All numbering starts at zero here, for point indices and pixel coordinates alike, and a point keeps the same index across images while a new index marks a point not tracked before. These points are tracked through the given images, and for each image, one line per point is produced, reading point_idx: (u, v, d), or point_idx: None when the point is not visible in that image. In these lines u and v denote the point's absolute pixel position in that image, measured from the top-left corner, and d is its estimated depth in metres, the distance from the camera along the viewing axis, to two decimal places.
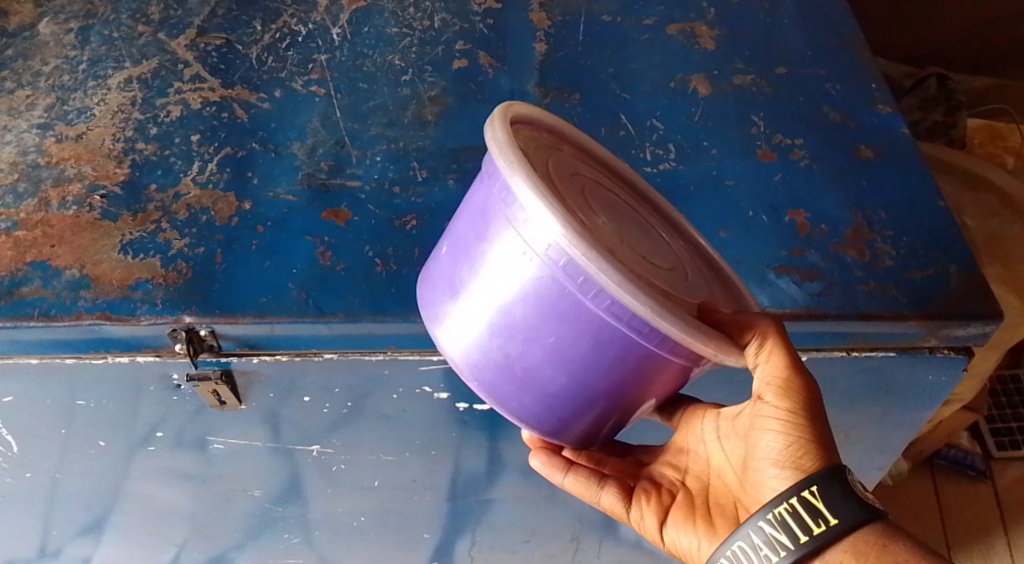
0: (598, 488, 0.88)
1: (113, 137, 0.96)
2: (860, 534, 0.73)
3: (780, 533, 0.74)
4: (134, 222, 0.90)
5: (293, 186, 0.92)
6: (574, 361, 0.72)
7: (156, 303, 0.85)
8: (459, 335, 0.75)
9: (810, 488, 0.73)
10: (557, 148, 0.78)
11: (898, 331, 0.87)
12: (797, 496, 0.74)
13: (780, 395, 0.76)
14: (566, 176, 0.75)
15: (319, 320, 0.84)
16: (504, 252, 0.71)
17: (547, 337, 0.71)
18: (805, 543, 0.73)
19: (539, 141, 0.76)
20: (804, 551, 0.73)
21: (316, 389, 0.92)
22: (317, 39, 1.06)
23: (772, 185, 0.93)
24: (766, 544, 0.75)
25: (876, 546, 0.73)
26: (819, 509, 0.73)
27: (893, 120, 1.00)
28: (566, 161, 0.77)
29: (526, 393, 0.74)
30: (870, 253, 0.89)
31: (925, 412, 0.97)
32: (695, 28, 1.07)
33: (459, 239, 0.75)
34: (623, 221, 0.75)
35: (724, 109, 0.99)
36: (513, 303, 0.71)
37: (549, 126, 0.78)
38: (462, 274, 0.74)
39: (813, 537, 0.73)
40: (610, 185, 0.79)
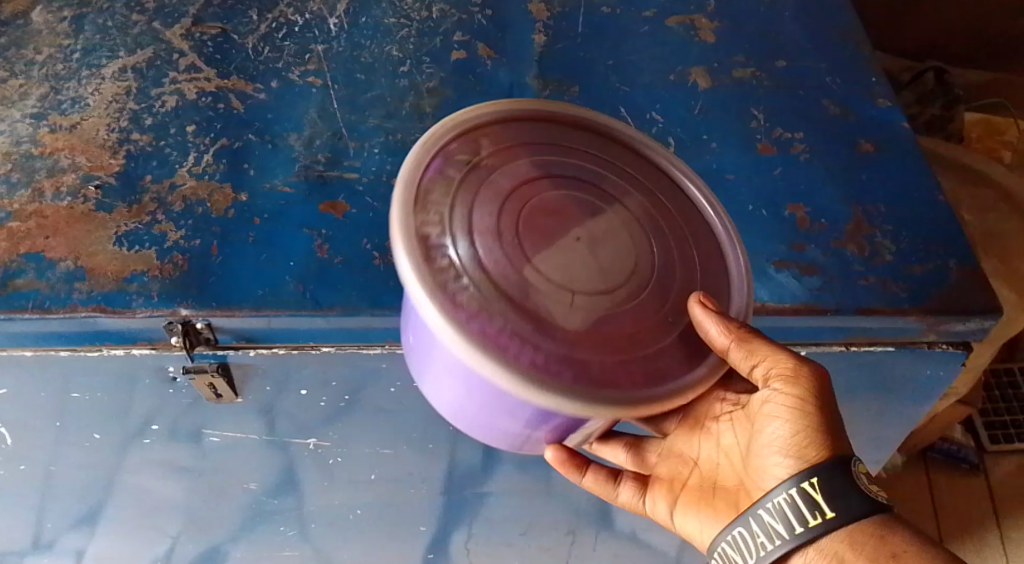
0: (614, 485, 0.89)
1: (108, 128, 0.95)
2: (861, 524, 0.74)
3: (776, 522, 0.75)
4: (129, 214, 0.89)
5: (290, 178, 0.92)
6: (560, 427, 0.76)
7: (152, 296, 0.84)
8: (452, 412, 0.79)
9: (810, 480, 0.74)
10: (474, 162, 0.76)
11: (897, 326, 0.86)
12: (797, 487, 0.74)
13: (789, 382, 0.76)
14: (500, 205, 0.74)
15: (317, 313, 0.84)
16: (460, 377, 0.73)
17: (527, 422, 0.75)
18: (799, 535, 0.74)
19: (449, 183, 0.74)
20: (798, 542, 0.74)
21: (313, 382, 0.92)
22: (314, 29, 1.05)
23: (773, 178, 0.93)
24: (764, 532, 0.76)
25: (875, 538, 0.74)
26: (817, 502, 0.74)
27: (892, 115, 0.99)
28: (491, 176, 0.76)
29: (526, 443, 0.79)
30: (870, 248, 0.89)
31: (922, 407, 0.97)
32: (695, 20, 1.06)
33: (415, 337, 0.76)
34: (573, 208, 0.76)
35: (725, 102, 0.99)
36: (487, 405, 0.74)
37: (443, 147, 0.76)
38: (431, 369, 0.76)
39: (811, 528, 0.74)
40: (543, 151, 0.78)
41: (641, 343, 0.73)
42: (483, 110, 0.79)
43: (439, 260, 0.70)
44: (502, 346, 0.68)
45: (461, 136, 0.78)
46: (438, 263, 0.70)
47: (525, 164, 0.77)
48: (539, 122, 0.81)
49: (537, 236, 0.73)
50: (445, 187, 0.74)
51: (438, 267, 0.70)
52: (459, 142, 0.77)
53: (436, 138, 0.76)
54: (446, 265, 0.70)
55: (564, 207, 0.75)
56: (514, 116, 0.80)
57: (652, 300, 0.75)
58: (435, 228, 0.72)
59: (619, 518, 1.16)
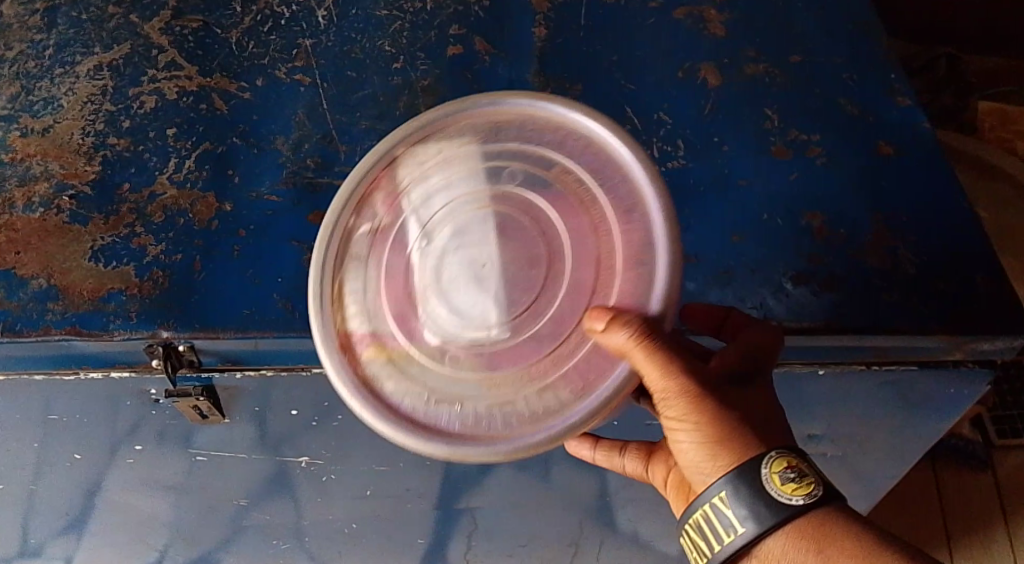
0: (620, 457, 0.83)
1: (82, 131, 0.91)
2: (786, 548, 0.68)
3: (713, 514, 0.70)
4: (105, 226, 0.83)
5: (277, 186, 0.87)
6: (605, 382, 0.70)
7: (130, 317, 0.78)
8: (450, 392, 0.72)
9: (720, 494, 0.68)
10: (378, 228, 0.74)
11: (921, 345, 0.79)
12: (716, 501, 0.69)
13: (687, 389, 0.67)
14: (407, 246, 0.73)
15: (306, 334, 0.77)
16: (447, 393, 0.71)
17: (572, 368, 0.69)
18: (745, 531, 0.69)
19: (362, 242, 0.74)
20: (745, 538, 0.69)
21: (302, 403, 0.86)
22: (301, 22, 1.01)
23: (788, 184, 0.87)
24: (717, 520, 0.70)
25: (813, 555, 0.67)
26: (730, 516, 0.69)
27: (913, 114, 0.93)
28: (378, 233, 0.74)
29: None
30: (892, 261, 0.82)
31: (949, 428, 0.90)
32: (703, 11, 1.01)
33: None
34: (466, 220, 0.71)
35: (736, 100, 0.93)
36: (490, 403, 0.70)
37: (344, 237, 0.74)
38: None
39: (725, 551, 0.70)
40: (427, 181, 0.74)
41: (561, 361, 0.69)
42: (367, 165, 0.75)
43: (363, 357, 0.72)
44: (431, 420, 0.70)
45: (370, 209, 0.75)
46: (371, 360, 0.71)
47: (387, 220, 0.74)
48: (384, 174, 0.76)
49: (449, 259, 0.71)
50: (353, 268, 0.74)
51: (367, 361, 0.71)
52: (361, 216, 0.75)
53: (335, 226, 0.74)
54: (374, 357, 0.72)
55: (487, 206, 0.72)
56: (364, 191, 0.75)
57: (568, 301, 0.70)
58: (358, 317, 0.72)
59: (623, 530, 1.11)
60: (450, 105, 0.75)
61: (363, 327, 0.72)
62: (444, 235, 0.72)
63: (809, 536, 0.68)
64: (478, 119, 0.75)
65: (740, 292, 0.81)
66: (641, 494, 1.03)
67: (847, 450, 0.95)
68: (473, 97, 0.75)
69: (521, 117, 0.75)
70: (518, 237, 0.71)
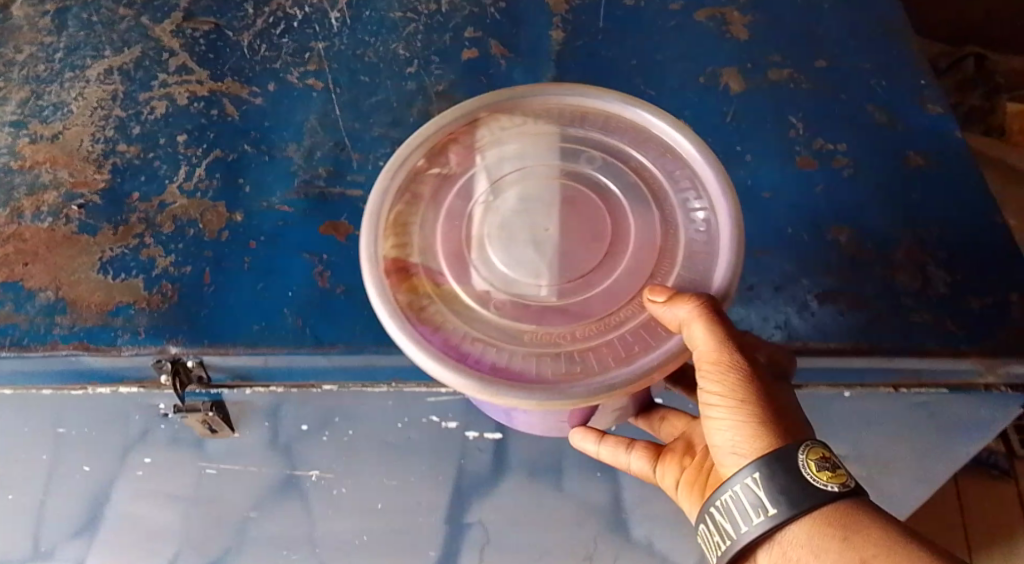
0: (626, 453, 0.81)
1: (91, 138, 0.89)
2: (811, 535, 0.66)
3: (742, 495, 0.67)
4: (114, 237, 0.82)
5: (288, 196, 0.86)
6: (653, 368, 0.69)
7: (138, 332, 0.76)
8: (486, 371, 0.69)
9: (754, 474, 0.66)
10: (446, 175, 0.73)
11: (951, 368, 0.77)
12: (749, 480, 0.66)
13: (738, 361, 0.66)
14: (472, 198, 0.71)
15: (318, 351, 0.76)
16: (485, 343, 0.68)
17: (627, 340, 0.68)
18: (776, 514, 0.66)
19: (424, 193, 0.72)
20: (775, 521, 0.66)
21: (313, 418, 0.85)
22: (314, 24, 0.99)
23: (814, 197, 0.84)
24: (746, 503, 0.67)
25: (837, 542, 0.64)
26: (761, 498, 0.66)
27: (943, 122, 0.90)
28: (442, 187, 0.72)
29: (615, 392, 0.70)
30: (922, 278, 0.79)
31: (975, 451, 0.87)
32: (725, 13, 0.98)
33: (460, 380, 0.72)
34: (532, 191, 0.71)
35: (759, 107, 0.91)
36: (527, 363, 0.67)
37: (410, 184, 0.72)
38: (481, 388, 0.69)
39: (747, 536, 0.67)
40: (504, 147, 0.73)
41: (609, 329, 0.68)
42: (449, 115, 0.73)
43: (405, 284, 0.69)
44: (462, 357, 0.67)
45: (440, 157, 0.73)
46: (413, 290, 0.69)
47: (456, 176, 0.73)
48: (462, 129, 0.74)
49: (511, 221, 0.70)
50: (413, 204, 0.72)
51: (410, 297, 0.69)
52: (431, 163, 0.73)
53: (405, 161, 0.72)
54: (418, 288, 0.69)
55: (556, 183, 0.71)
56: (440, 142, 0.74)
57: (626, 277, 0.69)
58: (408, 253, 0.70)
59: (638, 543, 1.09)
60: (539, 88, 0.74)
61: (411, 256, 0.70)
62: (510, 198, 0.71)
63: (836, 523, 0.65)
64: (562, 107, 0.75)
65: (764, 310, 0.78)
66: (657, 507, 1.01)
67: (869, 470, 0.92)
68: (565, 85, 0.74)
69: (600, 113, 0.74)
70: (583, 212, 0.70)
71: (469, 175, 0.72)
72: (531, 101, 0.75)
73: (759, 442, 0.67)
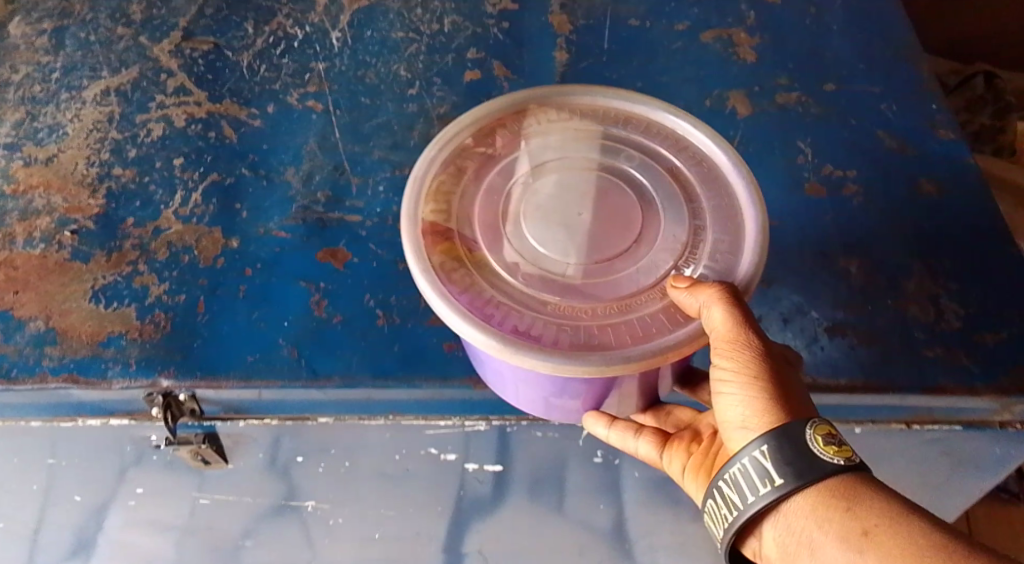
0: (636, 438, 0.79)
1: (86, 162, 0.88)
2: (816, 504, 0.65)
3: (748, 468, 0.66)
4: (108, 264, 0.80)
5: (285, 221, 0.84)
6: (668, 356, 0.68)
7: (129, 364, 0.75)
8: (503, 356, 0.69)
9: (761, 447, 0.65)
10: (490, 155, 0.72)
11: (966, 406, 0.74)
12: (756, 453, 0.66)
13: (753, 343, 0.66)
14: (513, 178, 0.71)
15: (312, 384, 0.74)
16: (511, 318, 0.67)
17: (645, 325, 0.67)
18: (781, 486, 0.65)
19: (465, 169, 0.72)
20: (780, 492, 0.65)
21: (308, 449, 0.83)
22: (314, 44, 0.97)
23: (824, 226, 0.82)
24: (752, 475, 0.66)
25: (842, 513, 0.63)
26: (767, 469, 0.65)
27: (957, 148, 0.87)
28: (482, 166, 0.72)
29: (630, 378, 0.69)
30: (935, 311, 0.77)
31: (990, 484, 0.85)
32: (732, 34, 0.96)
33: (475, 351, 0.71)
34: (568, 180, 0.71)
35: (768, 131, 0.89)
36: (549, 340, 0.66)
37: (454, 158, 0.72)
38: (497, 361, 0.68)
39: (753, 508, 0.66)
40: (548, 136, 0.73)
41: (628, 311, 0.67)
42: (500, 102, 0.74)
43: (440, 246, 0.68)
44: (486, 317, 0.66)
45: (486, 136, 0.73)
46: (448, 252, 0.68)
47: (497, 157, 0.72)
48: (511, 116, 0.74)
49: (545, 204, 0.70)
50: (456, 177, 0.71)
51: (442, 258, 0.68)
52: (476, 141, 0.73)
53: (453, 138, 0.72)
54: (452, 251, 0.68)
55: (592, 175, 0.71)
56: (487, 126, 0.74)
57: (650, 265, 0.69)
58: (443, 218, 0.69)
59: None
60: (589, 90, 0.75)
61: (448, 222, 0.69)
62: (549, 183, 0.71)
63: (840, 494, 0.64)
64: (608, 109, 0.75)
65: None
66: (662, 539, 0.99)
67: None
68: (614, 90, 0.74)
69: (643, 119, 0.74)
70: (615, 204, 0.70)
71: (511, 157, 0.72)
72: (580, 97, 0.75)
73: (770, 418, 0.66)
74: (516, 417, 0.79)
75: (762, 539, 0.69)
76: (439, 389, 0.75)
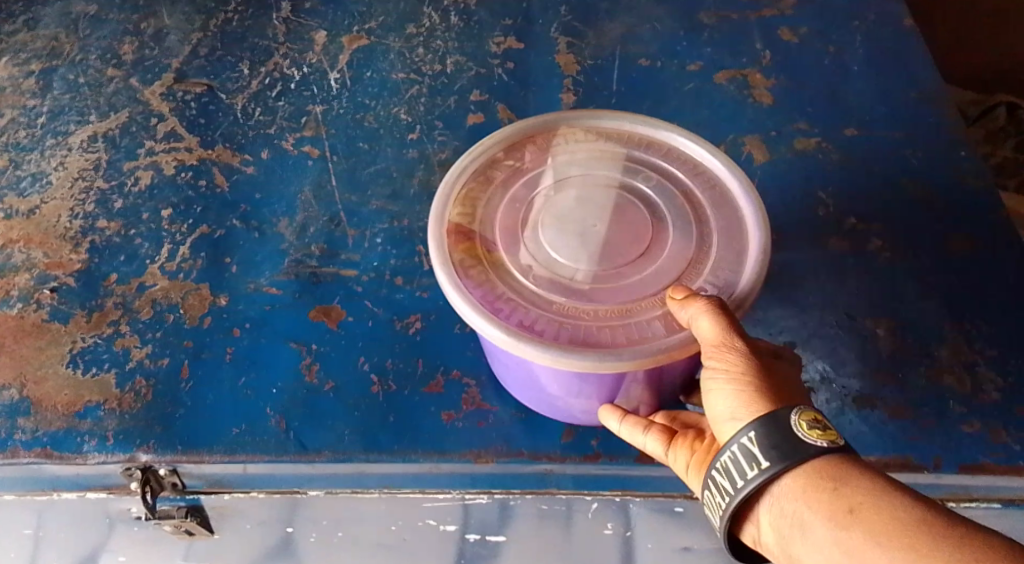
0: (646, 433, 0.68)
1: (70, 214, 0.83)
2: (800, 485, 0.58)
3: (735, 457, 0.60)
4: (88, 326, 0.76)
5: (276, 277, 0.79)
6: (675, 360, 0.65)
7: (107, 437, 0.71)
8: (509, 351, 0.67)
9: (749, 435, 0.59)
10: (519, 167, 0.71)
11: (1007, 485, 0.69)
12: (742, 442, 0.60)
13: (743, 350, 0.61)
14: (536, 188, 0.69)
15: (301, 459, 0.71)
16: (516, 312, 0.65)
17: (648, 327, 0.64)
18: (767, 469, 0.58)
19: (493, 178, 0.70)
20: (767, 476, 0.58)
21: (299, 520, 0.78)
22: (312, 86, 0.93)
23: (848, 285, 0.77)
24: (738, 464, 0.60)
25: (825, 493, 0.57)
26: (752, 453, 0.59)
27: (991, 197, 0.82)
28: (508, 177, 0.70)
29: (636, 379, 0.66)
30: (972, 381, 0.73)
31: None
32: (748, 75, 0.91)
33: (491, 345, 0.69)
34: (587, 195, 0.69)
35: (788, 179, 0.84)
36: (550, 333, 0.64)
37: (485, 166, 0.70)
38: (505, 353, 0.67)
39: (741, 493, 0.60)
40: (577, 154, 0.71)
41: (631, 314, 0.65)
42: (536, 117, 0.72)
43: (462, 244, 0.67)
44: (495, 311, 0.65)
45: (517, 148, 0.71)
46: (468, 251, 0.67)
47: (525, 168, 0.70)
48: (547, 133, 0.72)
49: (561, 216, 0.68)
50: (485, 184, 0.70)
51: (462, 256, 0.66)
52: (509, 154, 0.71)
53: (484, 150, 0.71)
54: (473, 249, 0.67)
55: (611, 193, 0.69)
56: (521, 140, 0.71)
57: (659, 278, 0.66)
58: (466, 222, 0.68)
59: None
60: (618, 114, 0.72)
61: (472, 223, 0.68)
62: (569, 196, 0.69)
63: (826, 474, 0.58)
64: (633, 132, 0.72)
65: None
66: None
67: None
68: (639, 115, 0.71)
69: (669, 147, 0.71)
70: (628, 221, 0.68)
71: (539, 169, 0.70)
72: (615, 119, 0.72)
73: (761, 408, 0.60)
74: (520, 490, 0.73)
75: (753, 531, 0.62)
76: (437, 463, 0.71)
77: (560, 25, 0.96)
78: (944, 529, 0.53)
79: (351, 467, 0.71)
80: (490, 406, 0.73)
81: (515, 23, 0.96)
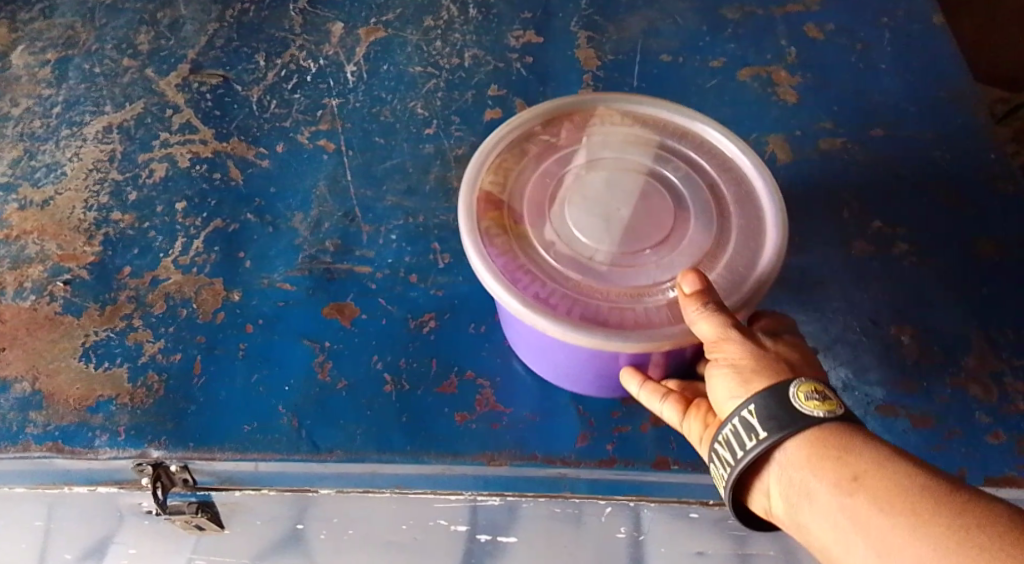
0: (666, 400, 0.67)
1: (83, 205, 0.83)
2: (805, 454, 0.57)
3: (734, 428, 0.59)
4: (101, 319, 0.76)
5: (291, 272, 0.79)
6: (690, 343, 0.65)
7: (118, 432, 0.71)
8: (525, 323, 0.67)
9: (747, 407, 0.59)
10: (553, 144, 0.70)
11: None
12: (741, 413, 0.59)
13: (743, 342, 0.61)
14: (567, 166, 0.69)
15: (313, 458, 0.70)
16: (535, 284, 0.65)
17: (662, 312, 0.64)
18: (765, 438, 0.58)
19: (526, 152, 0.70)
20: (766, 444, 0.58)
21: (310, 518, 0.78)
22: (328, 78, 0.92)
23: (869, 291, 0.76)
24: (738, 435, 0.59)
25: (830, 461, 0.56)
26: (751, 423, 0.58)
27: (1018, 202, 0.81)
28: (541, 153, 0.70)
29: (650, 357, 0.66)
30: (998, 391, 0.72)
31: None
32: (771, 72, 0.90)
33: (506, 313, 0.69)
34: (614, 178, 0.68)
35: (810, 180, 0.82)
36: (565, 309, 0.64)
37: (520, 140, 0.70)
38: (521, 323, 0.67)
39: (743, 463, 0.59)
40: (611, 137, 0.70)
41: (643, 297, 0.65)
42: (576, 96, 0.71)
43: (491, 213, 0.67)
44: (514, 281, 0.64)
45: (552, 125, 0.71)
46: (497, 220, 0.67)
47: (558, 145, 0.70)
48: (583, 114, 0.72)
49: (587, 198, 0.67)
50: (519, 157, 0.70)
51: (490, 226, 0.66)
52: (544, 130, 0.71)
53: (521, 123, 0.70)
54: (500, 220, 0.67)
55: (637, 178, 0.68)
56: (558, 119, 0.71)
57: (675, 266, 0.66)
58: (496, 194, 0.68)
59: None
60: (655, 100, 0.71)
61: (501, 194, 0.68)
62: (597, 177, 0.68)
63: (831, 442, 0.57)
64: (669, 121, 0.71)
65: None
66: None
67: None
68: (677, 105, 0.71)
69: (700, 138, 0.70)
70: (652, 207, 0.67)
71: (571, 147, 0.70)
72: (652, 105, 0.71)
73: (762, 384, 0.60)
74: (533, 493, 0.73)
75: (759, 501, 0.61)
76: (449, 465, 0.70)
77: (581, 19, 0.95)
78: (947, 495, 0.53)
79: (362, 467, 0.71)
80: (504, 408, 0.72)
81: (535, 17, 0.95)
